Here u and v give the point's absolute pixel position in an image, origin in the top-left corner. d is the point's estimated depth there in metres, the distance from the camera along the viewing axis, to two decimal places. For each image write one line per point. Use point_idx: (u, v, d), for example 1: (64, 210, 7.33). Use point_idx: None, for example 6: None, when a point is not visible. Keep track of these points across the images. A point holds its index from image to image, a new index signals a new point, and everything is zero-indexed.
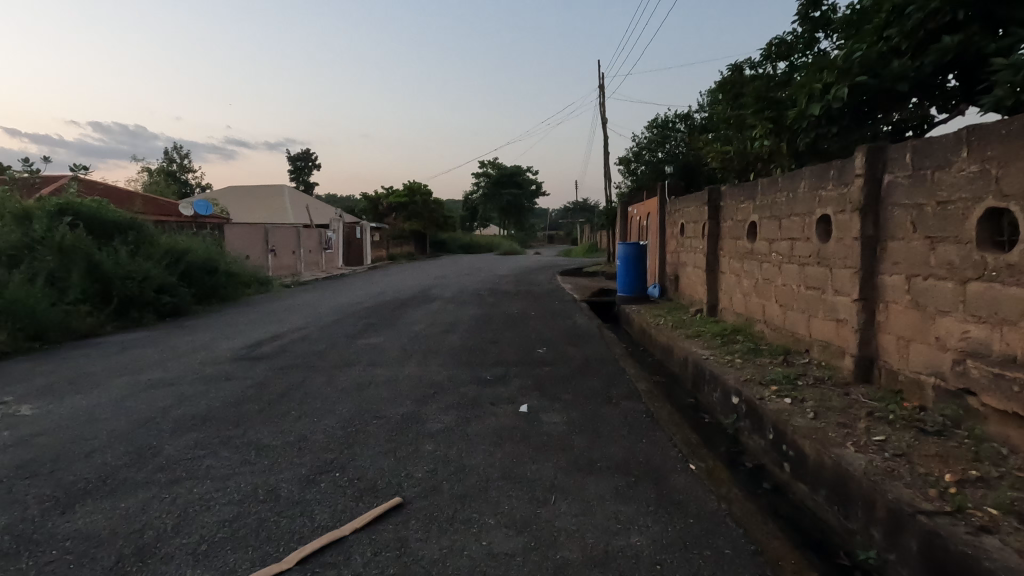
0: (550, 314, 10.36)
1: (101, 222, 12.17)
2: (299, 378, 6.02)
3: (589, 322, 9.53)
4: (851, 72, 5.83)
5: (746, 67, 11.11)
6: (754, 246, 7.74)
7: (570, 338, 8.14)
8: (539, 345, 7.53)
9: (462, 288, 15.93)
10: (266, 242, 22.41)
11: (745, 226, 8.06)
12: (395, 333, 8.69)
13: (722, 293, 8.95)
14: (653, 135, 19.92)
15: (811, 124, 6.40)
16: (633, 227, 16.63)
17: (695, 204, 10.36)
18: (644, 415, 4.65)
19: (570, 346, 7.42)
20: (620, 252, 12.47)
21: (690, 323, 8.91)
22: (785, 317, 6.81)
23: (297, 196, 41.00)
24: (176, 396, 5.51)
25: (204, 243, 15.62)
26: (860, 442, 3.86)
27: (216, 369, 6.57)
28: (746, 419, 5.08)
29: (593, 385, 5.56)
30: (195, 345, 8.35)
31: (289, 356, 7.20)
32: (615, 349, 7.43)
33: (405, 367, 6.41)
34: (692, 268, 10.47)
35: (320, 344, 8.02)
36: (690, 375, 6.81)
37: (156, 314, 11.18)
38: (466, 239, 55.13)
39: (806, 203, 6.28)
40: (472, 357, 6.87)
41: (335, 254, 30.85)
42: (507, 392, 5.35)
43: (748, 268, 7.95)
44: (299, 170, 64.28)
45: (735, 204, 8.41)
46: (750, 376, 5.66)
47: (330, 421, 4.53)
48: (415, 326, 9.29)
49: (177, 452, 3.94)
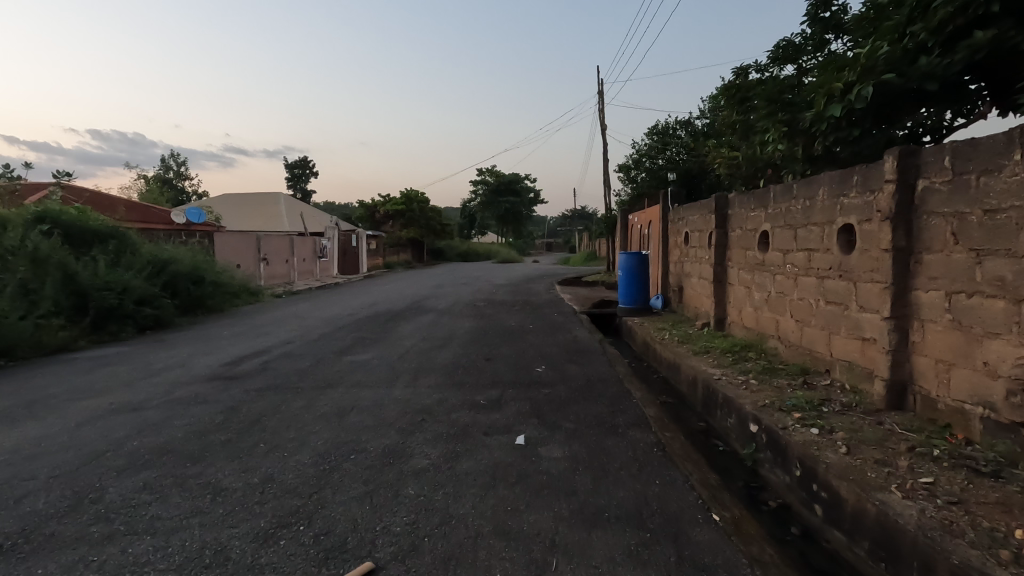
0: (548, 328, 9.86)
1: (80, 231, 11.66)
2: (275, 401, 5.51)
3: (590, 336, 9.04)
4: (876, 69, 5.37)
5: (751, 70, 10.72)
6: (766, 257, 7.28)
7: (571, 354, 7.64)
8: (537, 363, 7.03)
9: (458, 299, 15.47)
10: (258, 251, 21.95)
11: (756, 235, 7.60)
12: (384, 349, 8.18)
13: (731, 306, 8.47)
14: (653, 142, 19.60)
15: (830, 126, 5.95)
16: (634, 237, 16.16)
17: (700, 212, 9.93)
18: (655, 448, 4.15)
19: (571, 365, 6.93)
20: (621, 262, 12.00)
21: (697, 338, 8.42)
22: (802, 334, 6.34)
23: (294, 204, 40.61)
24: (137, 423, 4.99)
25: (192, 252, 15.13)
26: (905, 485, 3.37)
27: (187, 390, 6.07)
28: (767, 450, 4.58)
29: (596, 411, 5.06)
30: (170, 362, 7.83)
31: (269, 375, 6.69)
32: (619, 367, 6.94)
33: (391, 388, 5.90)
34: (698, 279, 9.99)
35: (304, 361, 7.50)
36: (700, 397, 6.31)
37: (136, 327, 10.66)
38: (463, 248, 54.62)
39: (825, 211, 5.82)
40: (466, 376, 6.39)
41: (331, 262, 30.39)
42: (501, 419, 4.85)
43: (759, 280, 7.48)
44: (298, 178, 64.04)
45: (745, 212, 7.95)
46: (768, 399, 5.17)
47: (301, 456, 4.02)
48: (407, 341, 8.78)
49: (120, 497, 3.43)
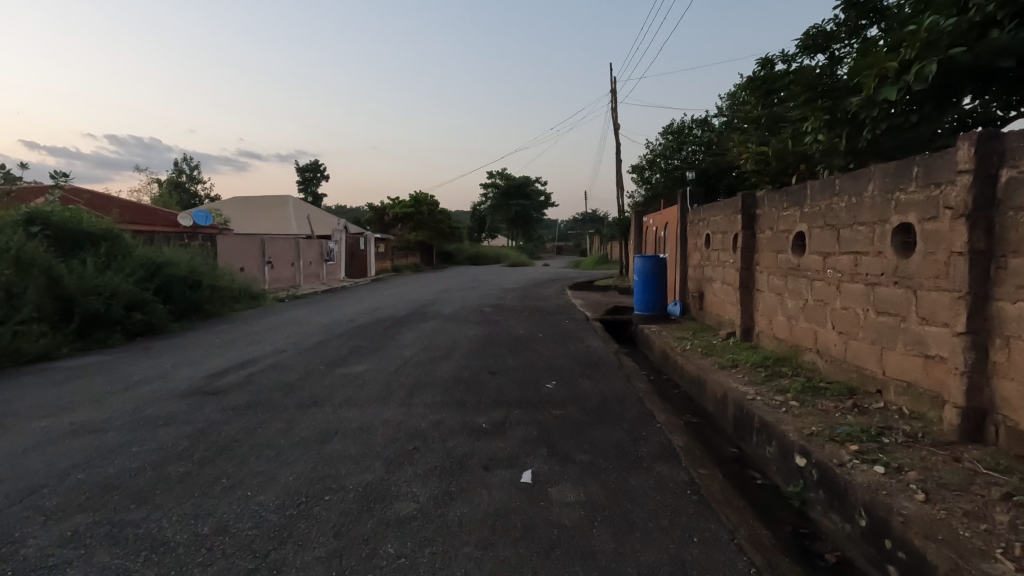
0: (559, 337, 9.18)
1: (72, 233, 11.20)
2: (251, 422, 4.90)
3: (605, 346, 8.35)
4: (941, 44, 4.61)
5: (777, 61, 10.01)
6: (802, 261, 6.58)
7: (584, 367, 6.97)
8: (547, 378, 6.35)
9: (465, 304, 14.85)
10: (263, 254, 21.51)
11: (790, 237, 6.90)
12: (381, 360, 7.55)
13: (760, 314, 7.76)
14: (668, 142, 18.93)
15: (881, 112, 5.23)
16: (649, 239, 15.47)
17: (723, 212, 9.23)
18: (687, 490, 3.47)
19: (584, 380, 6.25)
20: (637, 266, 11.29)
21: (723, 350, 7.71)
22: (847, 348, 5.62)
23: (302, 207, 40.35)
24: (92, 446, 4.38)
25: (191, 255, 14.66)
26: (1014, 551, 2.65)
27: (159, 408, 5.47)
28: (818, 490, 3.87)
29: (615, 439, 4.38)
30: (151, 373, 7.26)
31: (252, 390, 6.08)
32: (638, 383, 6.24)
33: (383, 408, 5.26)
34: (721, 285, 9.27)
35: (293, 373, 6.89)
36: (730, 418, 5.61)
37: (125, 333, 10.15)
38: (474, 251, 54.11)
39: (876, 209, 5.12)
40: (467, 394, 5.73)
41: (337, 266, 29.97)
42: (505, 449, 4.18)
43: (794, 287, 6.77)
44: (309, 181, 64.06)
45: (776, 212, 7.25)
46: (815, 426, 4.46)
47: (265, 497, 3.38)
48: (406, 352, 8.14)
49: (37, 552, 2.81)
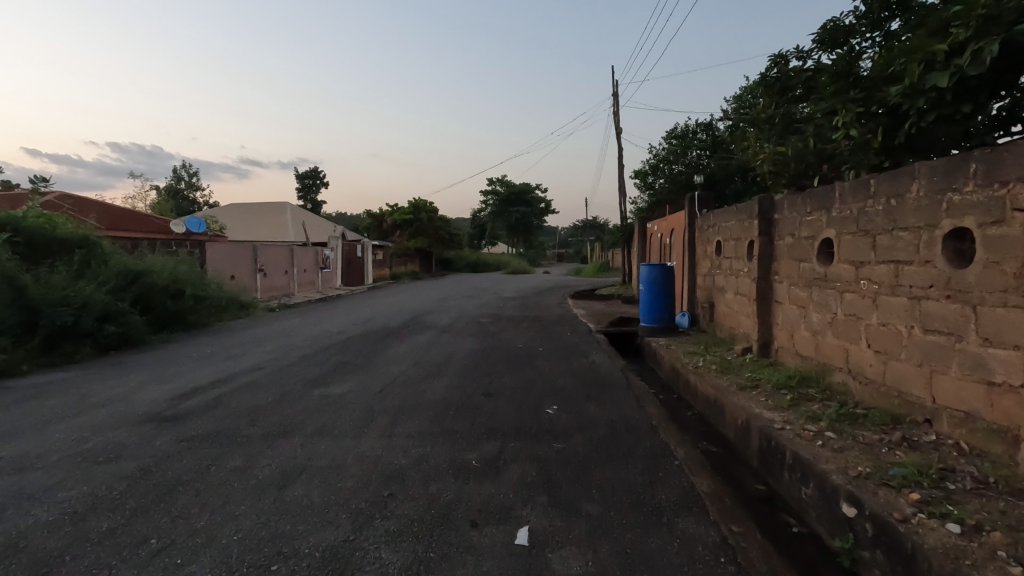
0: (561, 352, 8.53)
1: (44, 240, 10.59)
2: (205, 458, 4.24)
3: (610, 363, 7.69)
4: (1002, 20, 3.98)
5: (791, 58, 9.42)
6: (829, 270, 5.94)
7: (589, 387, 6.31)
8: (547, 402, 5.70)
9: (462, 314, 14.19)
10: (255, 261, 20.88)
11: (814, 244, 6.27)
12: (366, 379, 6.89)
13: (779, 328, 7.10)
14: (672, 146, 18.40)
15: (927, 102, 4.61)
16: (654, 246, 14.85)
17: (736, 217, 8.61)
18: (720, 558, 2.81)
19: (589, 404, 5.59)
20: (643, 274, 10.63)
21: (739, 367, 7.05)
22: (886, 369, 4.98)
23: (300, 214, 39.81)
24: (10, 491, 3.72)
25: (175, 263, 14.02)
26: None
27: (106, 438, 4.81)
28: (874, 549, 3.21)
29: (627, 482, 3.72)
30: (112, 393, 6.59)
31: (216, 416, 5.42)
32: (649, 406, 5.58)
33: (360, 440, 4.60)
34: (734, 295, 8.63)
35: (266, 395, 6.23)
36: (755, 449, 4.94)
37: (97, 347, 9.50)
38: (474, 258, 53.47)
39: (922, 213, 4.50)
40: (458, 421, 5.07)
41: (334, 274, 29.34)
42: (497, 496, 3.51)
43: (820, 299, 6.13)
44: (308, 188, 63.59)
45: (798, 216, 6.62)
46: (862, 466, 3.80)
47: (196, 569, 2.71)
48: (394, 369, 7.48)
49: None
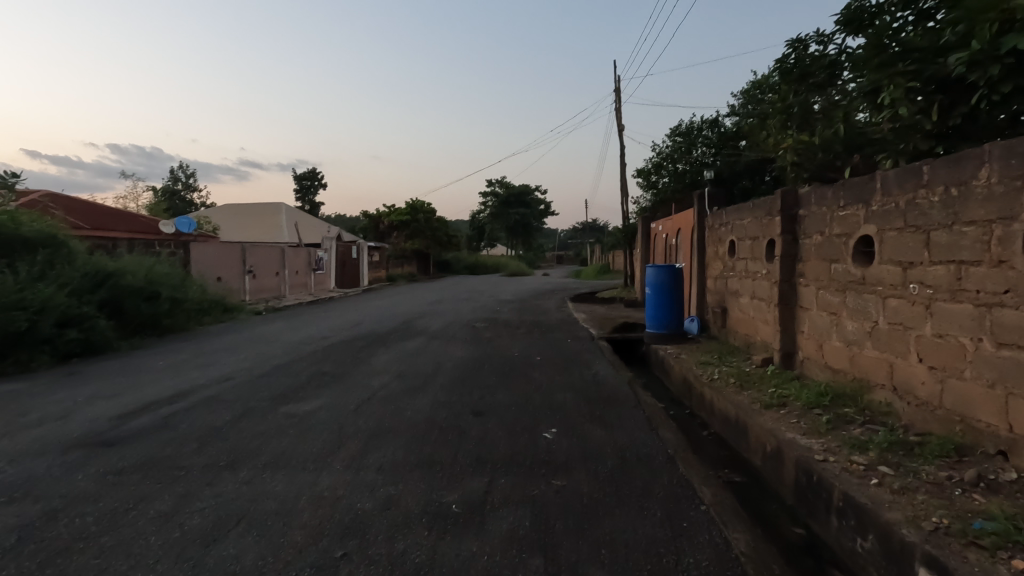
0: (560, 361, 7.79)
1: (4, 238, 9.82)
2: (127, 499, 3.48)
3: (616, 375, 6.94)
4: None
5: (811, 43, 8.71)
6: (868, 273, 5.20)
7: (593, 405, 5.57)
8: (545, 424, 4.93)
9: (457, 318, 13.44)
10: (243, 262, 20.12)
11: (849, 242, 5.52)
12: (342, 394, 6.13)
13: (804, 337, 6.36)
14: (676, 143, 17.81)
15: (999, 73, 3.89)
16: (659, 247, 14.12)
17: (752, 214, 7.87)
18: None
19: (594, 426, 4.84)
20: (649, 277, 9.86)
21: (760, 381, 6.30)
22: (945, 388, 4.23)
23: (295, 215, 39.08)
24: None
25: (153, 264, 13.25)
26: None
27: (19, 471, 4.04)
28: None
29: (644, 538, 2.96)
30: (52, 410, 5.81)
31: (159, 440, 4.64)
32: (663, 429, 4.82)
33: (320, 474, 3.84)
34: (750, 300, 7.89)
35: (224, 413, 5.45)
36: (789, 483, 4.20)
37: (55, 354, 8.73)
38: (472, 260, 52.66)
39: (994, 203, 3.76)
40: (439, 449, 4.32)
41: (328, 275, 28.57)
42: (480, 560, 2.75)
43: (855, 306, 5.39)
44: (306, 189, 62.85)
45: (828, 211, 5.88)
46: (937, 515, 3.05)
47: None
48: (376, 381, 6.73)
49: None
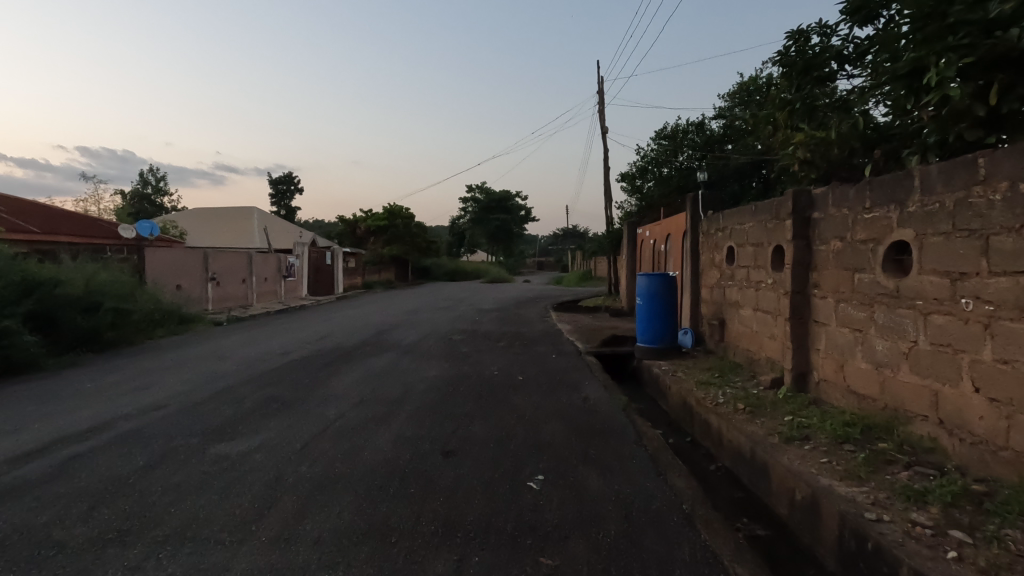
0: (545, 381, 6.96)
1: None
2: None
3: (609, 399, 6.12)
4: None
5: (812, 35, 8.08)
6: (903, 285, 4.48)
7: (586, 439, 4.73)
8: (529, 468, 4.07)
9: (433, 329, 12.48)
10: (205, 269, 18.87)
11: (877, 249, 4.80)
12: (289, 427, 5.19)
13: (820, 356, 5.63)
14: (661, 147, 17.30)
15: None
16: (646, 253, 13.42)
17: (756, 218, 7.15)
18: None
19: (589, 472, 4.00)
20: (640, 286, 9.08)
21: (773, 406, 5.54)
22: (1014, 426, 3.49)
23: (268, 220, 37.64)
24: None
25: (97, 271, 12.05)
26: None
27: None
28: None
29: None
30: None
31: (39, 499, 3.65)
32: (670, 473, 4.01)
33: (236, 554, 2.91)
34: (753, 312, 7.16)
35: (139, 457, 4.46)
36: (831, 546, 3.41)
37: None
38: (452, 267, 51.59)
39: None
40: (397, 508, 3.42)
41: (299, 283, 27.29)
42: None
43: (886, 322, 4.67)
44: (281, 195, 61.25)
45: (850, 214, 5.15)
46: None
47: None
48: (332, 410, 5.78)
49: None
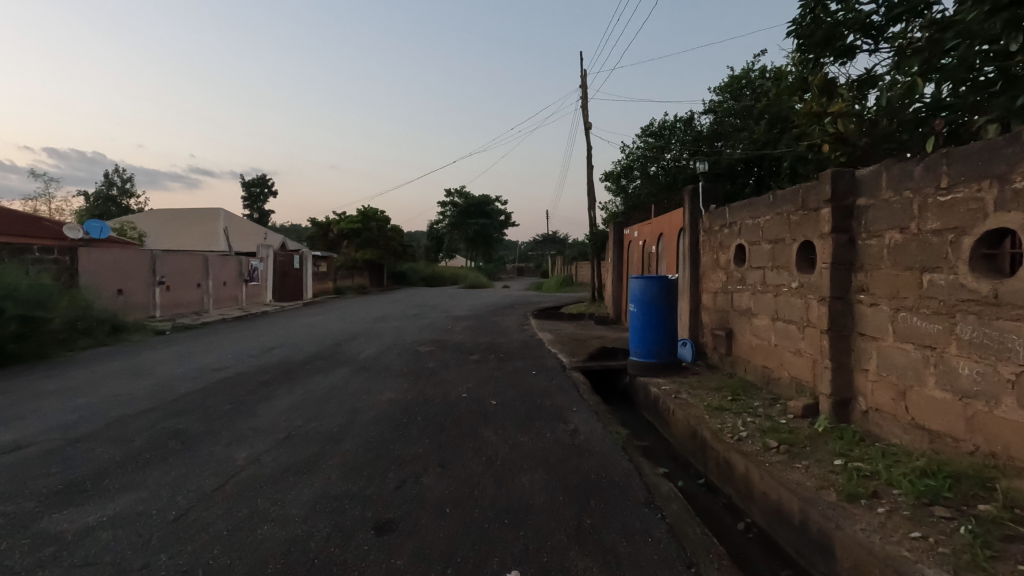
0: (522, 408, 5.67)
1: None
2: None
3: (603, 433, 4.85)
4: None
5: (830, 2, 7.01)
6: (1006, 288, 3.31)
7: (577, 500, 3.46)
8: (498, 557, 2.78)
9: (400, 339, 11.10)
10: (153, 272, 17.15)
11: (960, 241, 3.64)
12: (175, 482, 3.79)
13: (870, 378, 4.45)
14: (647, 144, 16.27)
15: None
16: (636, 255, 12.24)
17: (776, 210, 5.98)
18: None
19: (584, 563, 2.73)
20: (634, 292, 7.82)
21: (813, 444, 4.34)
22: None
23: (235, 222, 35.72)
24: None
25: (7, 272, 10.38)
26: None
27: None
28: None
29: None
30: None
31: None
32: (702, 563, 2.75)
33: None
34: (772, 322, 5.98)
35: None
36: None
37: None
38: (430, 272, 50.05)
39: None
40: None
41: (263, 288, 25.56)
42: None
43: (978, 338, 3.49)
44: (254, 196, 58.97)
45: (918, 197, 3.98)
46: None
47: None
48: (245, 452, 4.41)
49: None
